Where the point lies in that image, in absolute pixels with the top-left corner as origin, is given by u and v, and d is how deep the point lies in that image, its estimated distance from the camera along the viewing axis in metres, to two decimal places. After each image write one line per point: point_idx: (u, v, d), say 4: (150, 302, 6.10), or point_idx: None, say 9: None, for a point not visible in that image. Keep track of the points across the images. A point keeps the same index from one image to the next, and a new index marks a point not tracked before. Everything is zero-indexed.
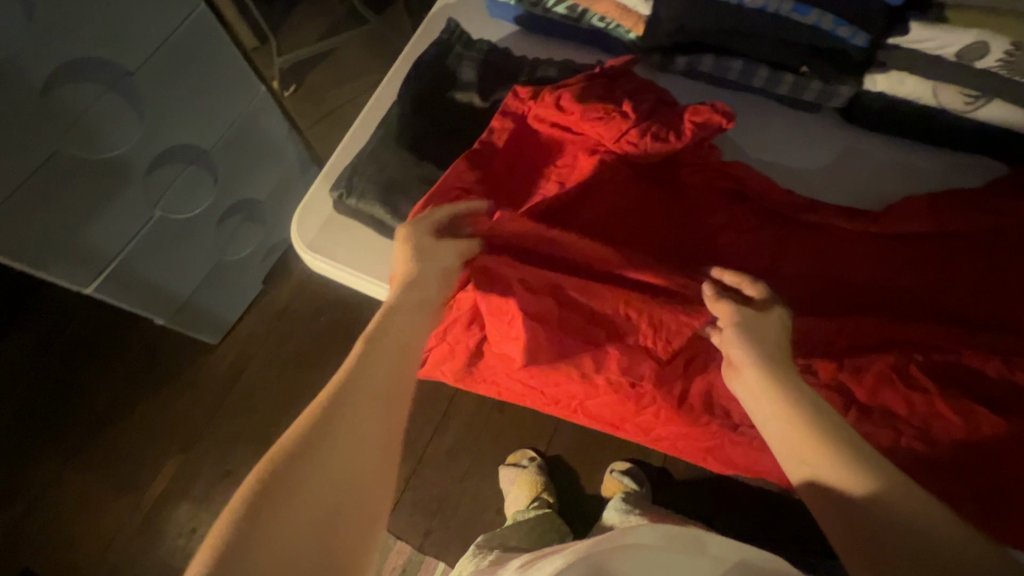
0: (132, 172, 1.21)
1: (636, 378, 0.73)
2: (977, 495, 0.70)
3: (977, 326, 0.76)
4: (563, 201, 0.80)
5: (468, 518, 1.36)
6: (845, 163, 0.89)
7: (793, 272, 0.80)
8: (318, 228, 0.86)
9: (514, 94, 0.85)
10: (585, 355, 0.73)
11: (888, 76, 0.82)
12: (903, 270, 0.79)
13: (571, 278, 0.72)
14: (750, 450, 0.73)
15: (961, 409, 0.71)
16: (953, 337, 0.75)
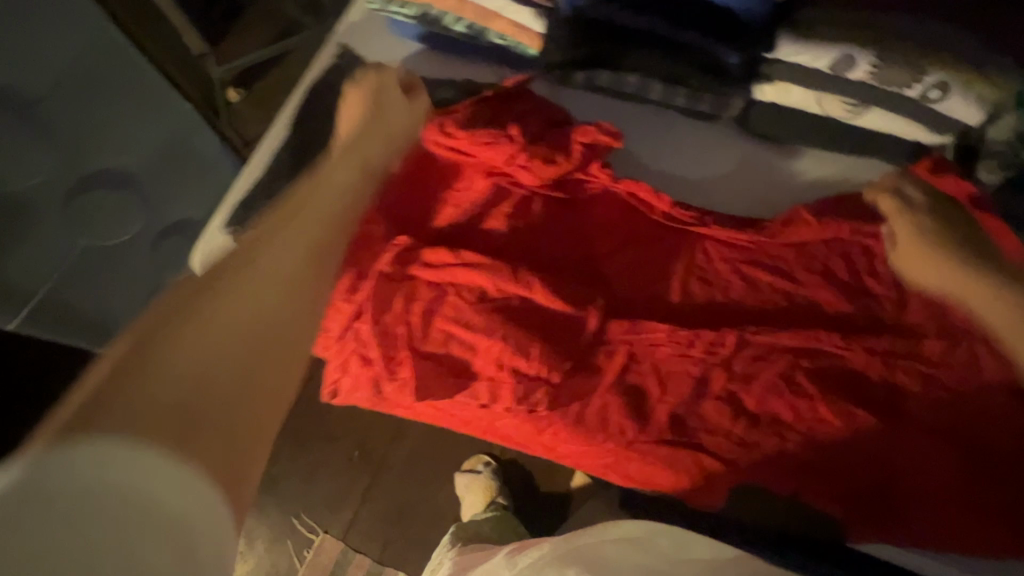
0: (48, 202, 1.19)
1: (530, 402, 0.75)
2: (860, 496, 0.72)
3: (859, 329, 0.80)
4: (459, 227, 0.82)
5: (425, 527, 1.38)
6: (741, 170, 0.91)
7: (688, 285, 0.83)
8: (208, 265, 0.83)
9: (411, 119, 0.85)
10: (481, 381, 0.75)
11: (773, 86, 0.84)
12: (791, 277, 0.83)
13: (467, 305, 0.76)
14: (646, 466, 0.75)
15: (841, 412, 0.74)
16: (838, 342, 0.77)
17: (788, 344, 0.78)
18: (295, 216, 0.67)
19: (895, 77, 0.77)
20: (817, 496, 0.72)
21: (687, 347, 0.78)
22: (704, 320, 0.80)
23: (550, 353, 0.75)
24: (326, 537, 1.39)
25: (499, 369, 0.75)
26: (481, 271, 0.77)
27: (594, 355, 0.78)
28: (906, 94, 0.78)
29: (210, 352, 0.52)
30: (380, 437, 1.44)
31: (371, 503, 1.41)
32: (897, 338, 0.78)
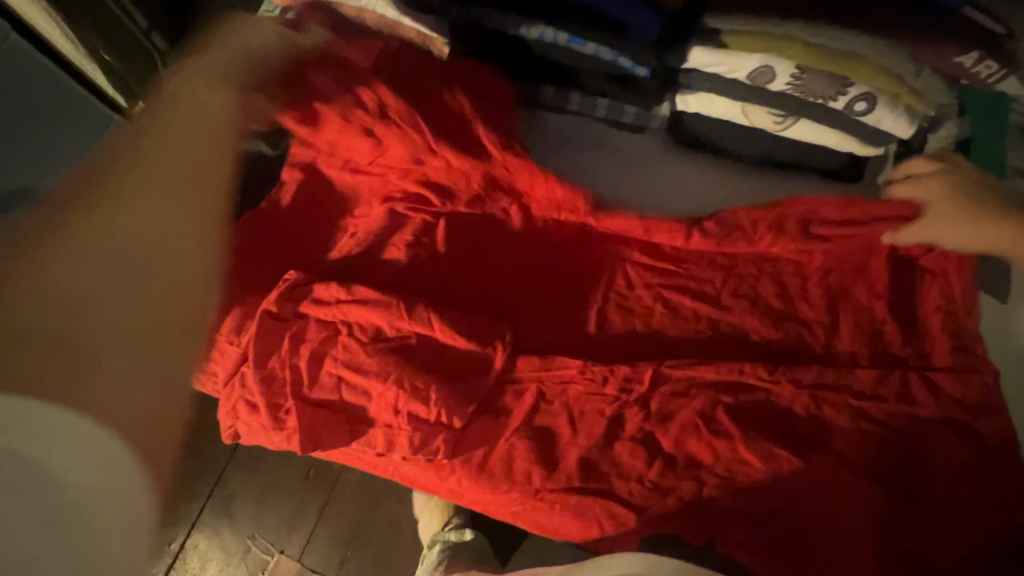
0: None
1: (429, 449, 0.69)
2: (786, 547, 0.66)
3: (784, 360, 0.74)
4: (351, 260, 0.76)
5: (384, 543, 1.34)
6: (674, 186, 0.81)
7: (605, 313, 0.77)
8: None
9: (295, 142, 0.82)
10: (378, 428, 0.70)
11: (698, 96, 0.76)
12: (712, 300, 0.77)
13: (358, 345, 0.71)
14: (556, 516, 0.69)
15: (763, 453, 0.69)
16: (762, 375, 0.72)
17: (709, 378, 0.72)
18: (167, 122, 0.65)
19: (817, 89, 0.70)
20: (737, 547, 0.66)
21: (599, 385, 0.72)
22: (621, 356, 0.75)
23: (450, 398, 0.69)
24: (282, 558, 1.33)
25: (395, 415, 0.69)
26: (376, 310, 0.71)
27: (500, 397, 0.72)
28: (831, 107, 0.72)
29: (133, 226, 0.60)
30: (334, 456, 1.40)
31: (328, 521, 1.36)
32: (826, 368, 0.73)
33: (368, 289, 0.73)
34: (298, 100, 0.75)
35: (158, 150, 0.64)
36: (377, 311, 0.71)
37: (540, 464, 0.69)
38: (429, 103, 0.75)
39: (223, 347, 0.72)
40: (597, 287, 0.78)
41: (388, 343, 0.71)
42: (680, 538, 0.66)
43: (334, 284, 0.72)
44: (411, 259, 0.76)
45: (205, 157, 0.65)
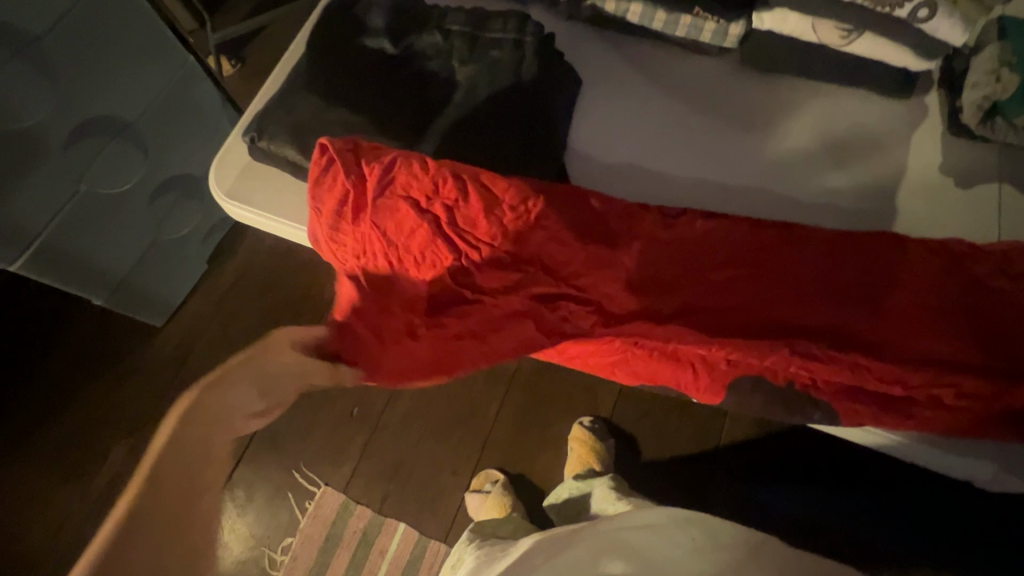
0: (46, 147, 1.15)
1: (545, 316, 0.78)
2: (866, 392, 0.75)
3: (853, 237, 0.81)
4: (468, 148, 0.86)
5: (424, 483, 1.38)
6: (742, 102, 0.95)
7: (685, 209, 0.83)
8: (226, 178, 0.87)
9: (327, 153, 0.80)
10: (490, 301, 0.77)
11: (773, 14, 0.88)
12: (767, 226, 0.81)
13: (476, 222, 0.78)
14: (653, 362, 0.79)
15: (835, 313, 0.77)
16: (833, 249, 0.79)
17: (796, 262, 0.79)
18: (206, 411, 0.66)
19: None
20: (811, 387, 0.77)
21: (691, 258, 0.79)
22: (719, 248, 0.80)
23: (557, 260, 0.78)
24: (327, 490, 1.39)
25: (510, 290, 0.78)
26: (489, 190, 0.78)
27: (596, 271, 0.78)
28: (895, 15, 0.83)
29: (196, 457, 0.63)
30: (379, 394, 1.46)
31: (370, 458, 1.41)
32: (889, 247, 0.80)
33: (479, 181, 0.78)
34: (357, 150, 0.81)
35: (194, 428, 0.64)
36: (490, 194, 0.78)
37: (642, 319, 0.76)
38: (492, 82, 0.88)
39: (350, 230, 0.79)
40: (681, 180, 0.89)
41: (503, 227, 0.78)
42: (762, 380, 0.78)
43: (450, 181, 0.78)
44: (517, 143, 0.86)
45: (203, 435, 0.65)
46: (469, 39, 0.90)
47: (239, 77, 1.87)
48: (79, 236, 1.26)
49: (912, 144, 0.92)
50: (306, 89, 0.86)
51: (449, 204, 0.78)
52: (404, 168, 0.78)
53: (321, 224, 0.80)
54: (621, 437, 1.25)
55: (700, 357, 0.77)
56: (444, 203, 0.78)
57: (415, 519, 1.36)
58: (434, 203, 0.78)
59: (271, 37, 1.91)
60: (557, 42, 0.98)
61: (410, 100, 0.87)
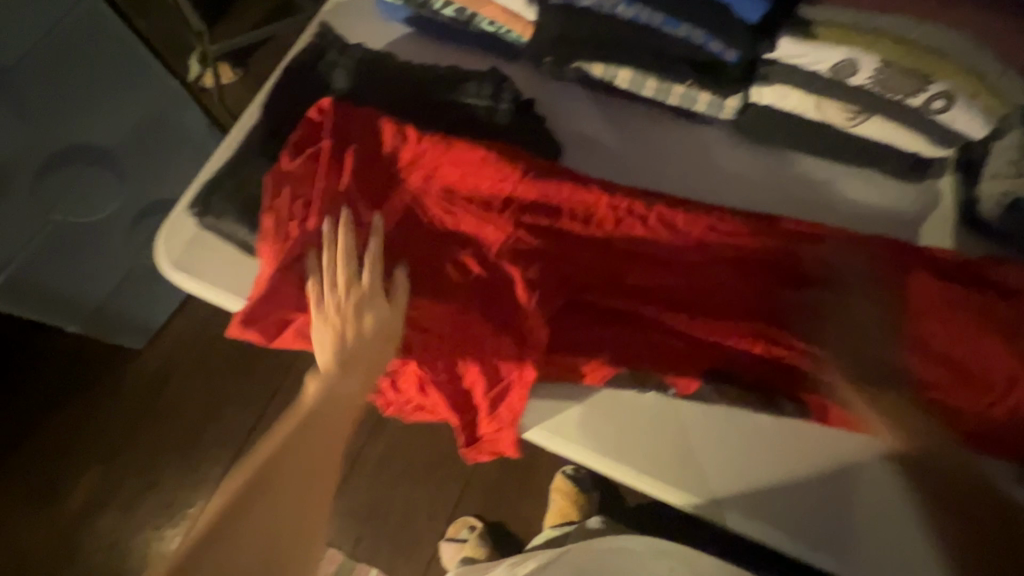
0: (16, 181, 1.23)
1: (496, 377, 0.72)
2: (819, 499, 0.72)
3: (832, 322, 0.76)
4: (429, 199, 0.78)
5: (399, 525, 1.48)
6: (742, 174, 0.87)
7: (650, 262, 0.78)
8: (170, 251, 0.80)
9: (289, 194, 0.76)
10: (439, 359, 0.72)
11: (773, 89, 0.80)
12: (744, 298, 0.77)
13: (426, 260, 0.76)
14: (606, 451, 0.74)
15: (814, 406, 0.73)
16: (811, 336, 0.75)
17: (783, 359, 0.74)
18: (292, 450, 0.67)
19: (895, 86, 0.73)
20: (768, 497, 0.72)
21: (658, 324, 0.75)
22: (709, 342, 0.75)
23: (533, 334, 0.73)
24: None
25: (457, 339, 0.73)
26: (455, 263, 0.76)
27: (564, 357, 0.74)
28: (907, 104, 0.74)
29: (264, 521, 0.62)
30: (356, 435, 1.55)
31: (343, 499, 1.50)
32: (869, 328, 0.75)
33: (431, 222, 0.78)
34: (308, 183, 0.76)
35: (260, 492, 0.63)
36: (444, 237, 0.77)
37: (597, 414, 0.75)
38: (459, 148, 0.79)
39: (280, 244, 0.75)
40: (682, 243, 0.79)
41: (452, 267, 0.76)
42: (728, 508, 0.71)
43: (411, 225, 0.77)
44: (485, 204, 0.78)
45: (300, 481, 0.65)
46: (438, 104, 0.83)
47: (239, 85, 1.82)
48: (59, 270, 1.38)
49: (921, 235, 0.84)
50: (257, 159, 0.79)
51: (396, 236, 0.77)
52: (351, 202, 0.76)
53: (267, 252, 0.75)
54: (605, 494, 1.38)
55: (647, 448, 0.74)
56: (393, 235, 0.77)
57: (388, 565, 1.45)
58: (393, 249, 0.76)
59: (276, 48, 1.86)
60: (540, 104, 0.91)
61: (372, 155, 0.78)
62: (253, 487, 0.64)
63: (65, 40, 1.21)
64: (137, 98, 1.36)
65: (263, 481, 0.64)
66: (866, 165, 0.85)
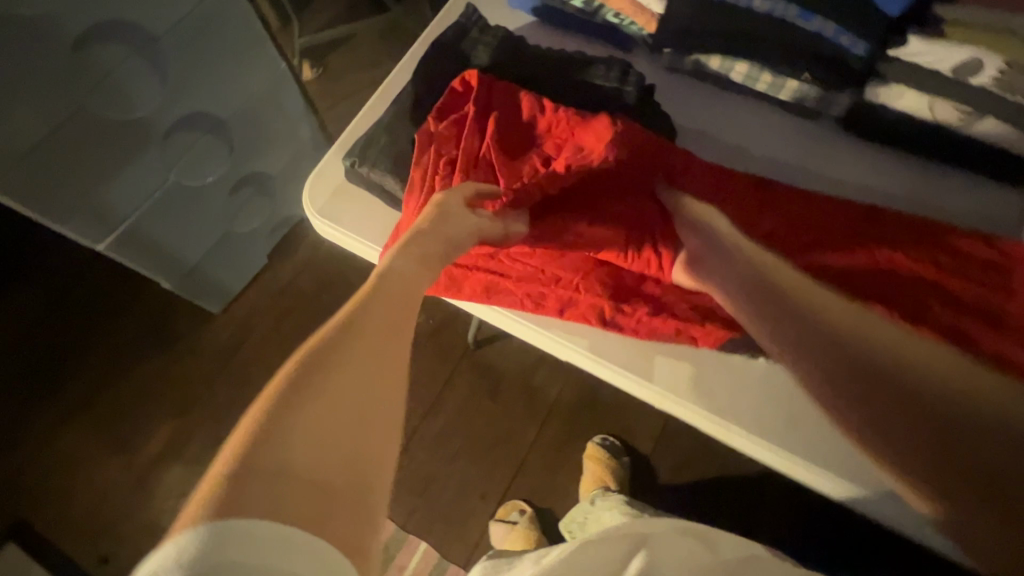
0: (152, 133, 1.35)
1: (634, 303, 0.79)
2: None
3: (942, 305, 0.79)
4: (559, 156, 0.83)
5: (453, 501, 1.52)
6: (850, 171, 0.92)
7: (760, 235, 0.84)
8: (319, 198, 0.89)
9: (437, 149, 0.83)
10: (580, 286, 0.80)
11: (888, 89, 0.85)
12: (850, 276, 0.81)
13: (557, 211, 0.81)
14: (724, 393, 0.78)
15: None
16: (918, 315, 0.78)
17: None
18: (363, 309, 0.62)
19: (1018, 85, 0.76)
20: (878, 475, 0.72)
21: None
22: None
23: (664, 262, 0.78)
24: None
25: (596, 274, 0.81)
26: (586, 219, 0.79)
27: (693, 306, 0.78)
28: None
29: (325, 407, 0.54)
30: (416, 409, 1.60)
31: (402, 469, 1.55)
32: (974, 318, 0.77)
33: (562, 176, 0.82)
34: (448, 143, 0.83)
35: (336, 360, 0.57)
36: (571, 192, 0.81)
37: (704, 372, 0.79)
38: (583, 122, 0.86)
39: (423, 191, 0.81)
40: (796, 224, 0.85)
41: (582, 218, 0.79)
42: (827, 471, 0.74)
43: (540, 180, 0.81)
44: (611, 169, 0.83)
45: (382, 332, 0.61)
46: (569, 84, 0.90)
47: (314, 82, 1.95)
48: (163, 227, 1.47)
49: None
50: (405, 121, 0.87)
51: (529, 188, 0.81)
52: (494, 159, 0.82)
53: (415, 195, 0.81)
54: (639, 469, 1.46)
55: (755, 406, 0.77)
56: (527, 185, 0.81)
57: (438, 540, 1.49)
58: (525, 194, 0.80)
59: (366, 42, 1.99)
60: (656, 93, 0.98)
61: (512, 124, 0.86)
62: (330, 354, 0.57)
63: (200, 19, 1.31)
64: (250, 76, 1.48)
65: (326, 362, 0.57)
66: (965, 168, 0.89)
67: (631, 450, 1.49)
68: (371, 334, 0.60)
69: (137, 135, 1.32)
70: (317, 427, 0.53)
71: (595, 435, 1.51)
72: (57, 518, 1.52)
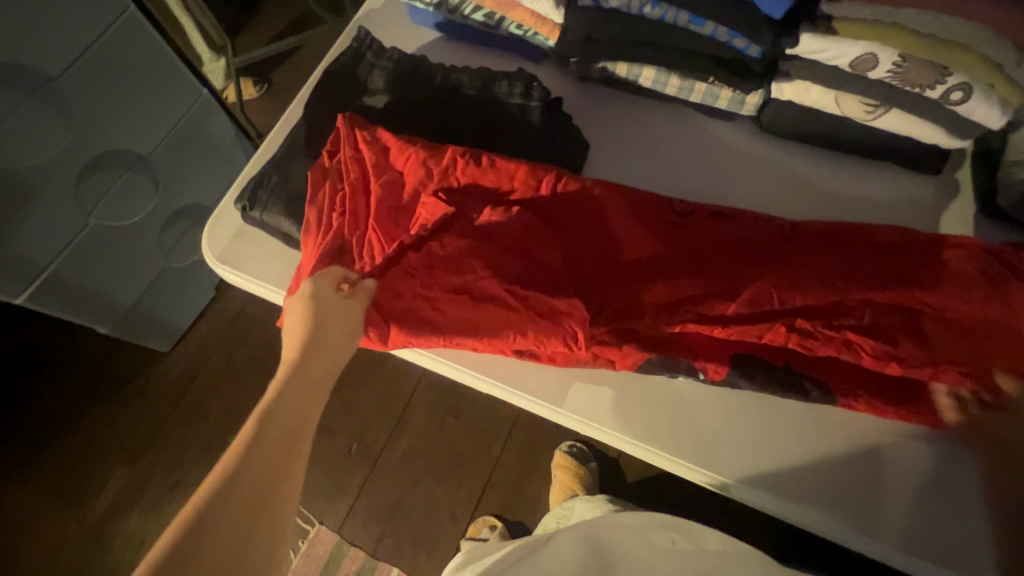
0: (60, 180, 1.21)
1: (550, 331, 0.73)
2: (837, 483, 0.74)
3: (865, 302, 0.75)
4: (458, 186, 0.80)
5: (422, 524, 1.46)
6: (766, 171, 0.90)
7: (674, 244, 0.81)
8: (216, 242, 0.86)
9: (336, 183, 0.80)
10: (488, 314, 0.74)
11: (793, 85, 0.83)
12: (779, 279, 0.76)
13: (459, 238, 0.76)
14: (643, 411, 0.79)
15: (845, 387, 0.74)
16: (842, 315, 0.75)
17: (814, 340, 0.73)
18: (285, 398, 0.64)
19: (917, 78, 0.75)
20: (788, 471, 0.75)
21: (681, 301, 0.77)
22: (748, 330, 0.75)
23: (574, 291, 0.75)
24: (321, 528, 1.47)
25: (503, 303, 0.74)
26: (494, 256, 0.75)
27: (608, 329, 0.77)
28: (928, 95, 0.77)
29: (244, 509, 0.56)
30: (379, 433, 1.54)
31: (368, 497, 1.49)
32: (898, 314, 0.75)
33: (462, 206, 0.79)
34: (347, 176, 0.80)
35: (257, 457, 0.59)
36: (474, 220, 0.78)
37: (629, 397, 0.79)
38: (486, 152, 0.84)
39: (319, 234, 0.78)
40: (714, 233, 0.82)
41: (482, 248, 0.75)
42: (751, 486, 0.74)
43: (439, 210, 0.77)
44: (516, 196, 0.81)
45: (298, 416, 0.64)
46: (471, 104, 0.87)
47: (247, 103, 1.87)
48: (89, 275, 1.33)
49: (941, 223, 0.85)
50: (302, 157, 0.85)
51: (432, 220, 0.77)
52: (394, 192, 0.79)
53: (312, 240, 0.79)
54: (608, 476, 1.42)
55: (672, 421, 0.78)
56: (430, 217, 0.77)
57: (409, 565, 1.43)
58: (424, 228, 0.77)
59: (298, 57, 1.91)
60: (566, 105, 0.95)
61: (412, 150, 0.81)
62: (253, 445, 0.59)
63: (101, 51, 1.16)
64: (163, 102, 1.31)
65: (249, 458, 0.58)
66: (881, 158, 0.87)
67: (601, 456, 1.45)
68: (286, 423, 0.62)
69: (46, 181, 1.18)
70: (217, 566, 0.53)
71: (562, 442, 1.47)
72: None
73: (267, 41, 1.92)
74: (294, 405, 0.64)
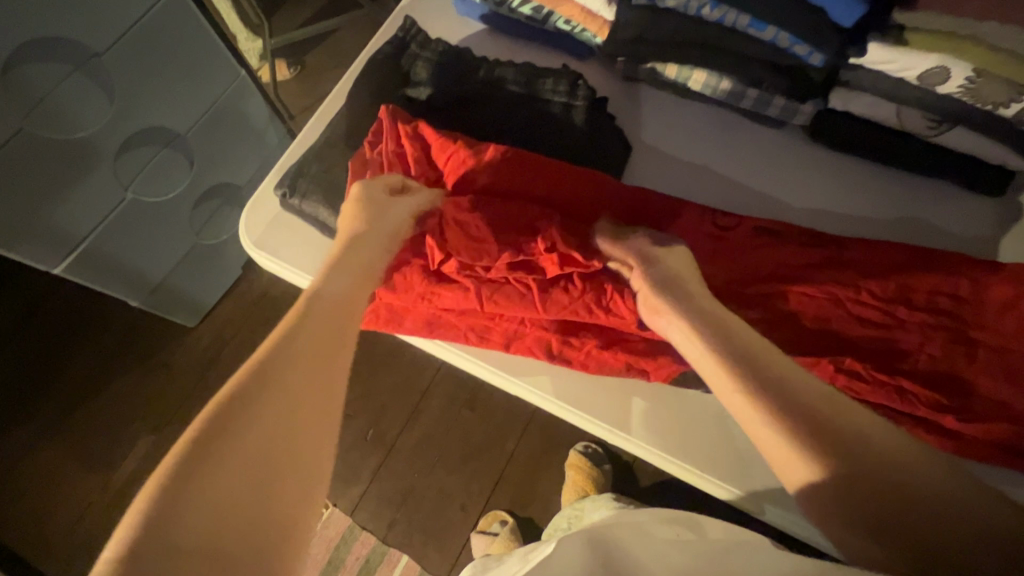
0: (100, 153, 1.22)
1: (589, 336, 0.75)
2: None
3: (905, 329, 0.74)
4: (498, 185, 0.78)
5: (432, 513, 1.47)
6: (814, 186, 0.87)
7: (715, 258, 0.79)
8: (254, 227, 0.86)
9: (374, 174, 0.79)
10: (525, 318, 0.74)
11: (853, 95, 0.80)
12: (810, 296, 0.76)
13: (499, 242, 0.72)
14: (674, 423, 0.77)
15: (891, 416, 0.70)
16: (882, 340, 0.73)
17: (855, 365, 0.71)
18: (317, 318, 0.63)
19: (990, 95, 0.71)
20: None
21: None
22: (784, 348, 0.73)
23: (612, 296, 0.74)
24: (334, 511, 1.49)
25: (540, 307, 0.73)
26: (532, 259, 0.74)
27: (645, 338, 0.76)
28: (999, 113, 0.73)
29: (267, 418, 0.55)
30: (394, 421, 1.55)
31: (381, 483, 1.50)
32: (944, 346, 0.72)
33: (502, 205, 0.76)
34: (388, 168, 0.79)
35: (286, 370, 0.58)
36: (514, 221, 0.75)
37: (654, 406, 0.78)
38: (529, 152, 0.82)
39: None
40: (755, 247, 0.80)
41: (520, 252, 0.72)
42: (782, 509, 0.72)
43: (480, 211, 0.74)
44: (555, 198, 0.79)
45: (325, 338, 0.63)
46: (515, 101, 0.86)
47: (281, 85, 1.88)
48: (123, 249, 1.35)
49: (1001, 250, 0.81)
50: (342, 147, 0.85)
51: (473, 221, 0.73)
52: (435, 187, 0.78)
53: None
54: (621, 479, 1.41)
55: (703, 437, 0.76)
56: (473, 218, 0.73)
57: (418, 554, 1.44)
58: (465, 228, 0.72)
59: (334, 41, 1.91)
60: (610, 105, 0.93)
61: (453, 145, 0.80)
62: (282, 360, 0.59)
63: (148, 31, 1.17)
64: (201, 83, 1.31)
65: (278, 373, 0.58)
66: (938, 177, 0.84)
67: (615, 459, 1.44)
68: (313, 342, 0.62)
69: (86, 156, 1.20)
70: (207, 511, 0.48)
71: (578, 443, 1.46)
72: (30, 540, 1.47)
73: (304, 23, 1.92)
74: (327, 325, 0.63)
